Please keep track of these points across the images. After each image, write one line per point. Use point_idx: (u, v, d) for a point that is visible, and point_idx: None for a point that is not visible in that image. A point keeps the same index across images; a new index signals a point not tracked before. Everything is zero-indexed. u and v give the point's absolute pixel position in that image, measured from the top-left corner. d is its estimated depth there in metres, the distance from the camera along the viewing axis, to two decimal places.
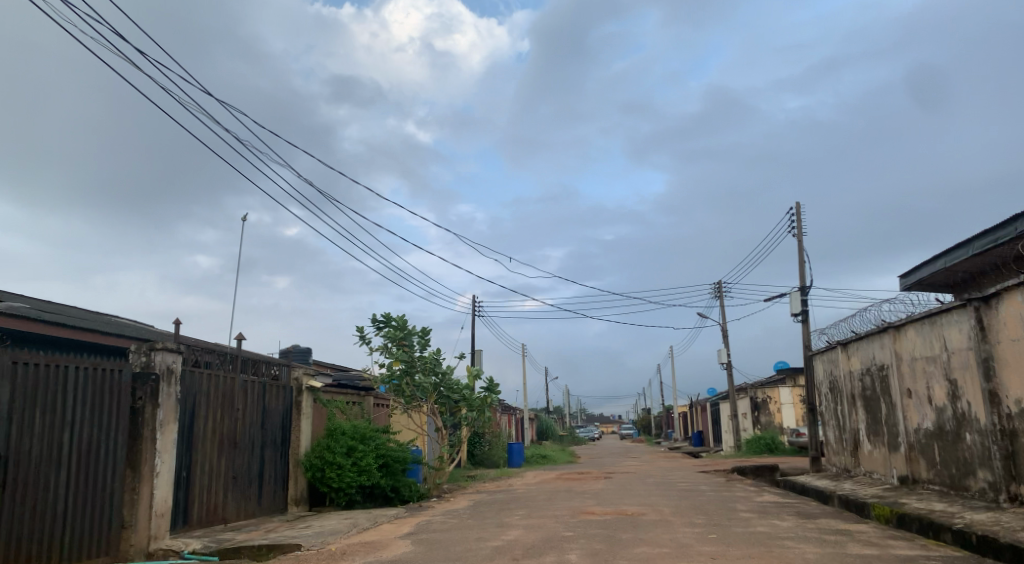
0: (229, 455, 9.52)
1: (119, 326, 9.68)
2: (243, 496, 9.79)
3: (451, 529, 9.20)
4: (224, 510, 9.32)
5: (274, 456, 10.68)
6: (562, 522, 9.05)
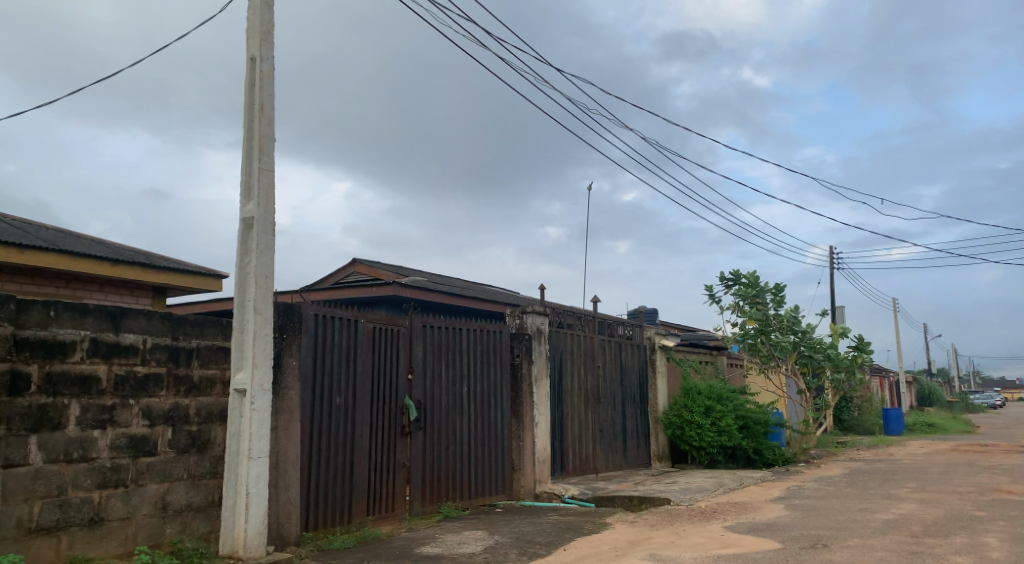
0: (595, 410, 10.12)
1: (493, 293, 10.80)
2: (610, 449, 10.33)
3: (828, 496, 8.53)
4: (595, 461, 9.95)
5: (635, 413, 11.06)
6: (970, 500, 7.76)
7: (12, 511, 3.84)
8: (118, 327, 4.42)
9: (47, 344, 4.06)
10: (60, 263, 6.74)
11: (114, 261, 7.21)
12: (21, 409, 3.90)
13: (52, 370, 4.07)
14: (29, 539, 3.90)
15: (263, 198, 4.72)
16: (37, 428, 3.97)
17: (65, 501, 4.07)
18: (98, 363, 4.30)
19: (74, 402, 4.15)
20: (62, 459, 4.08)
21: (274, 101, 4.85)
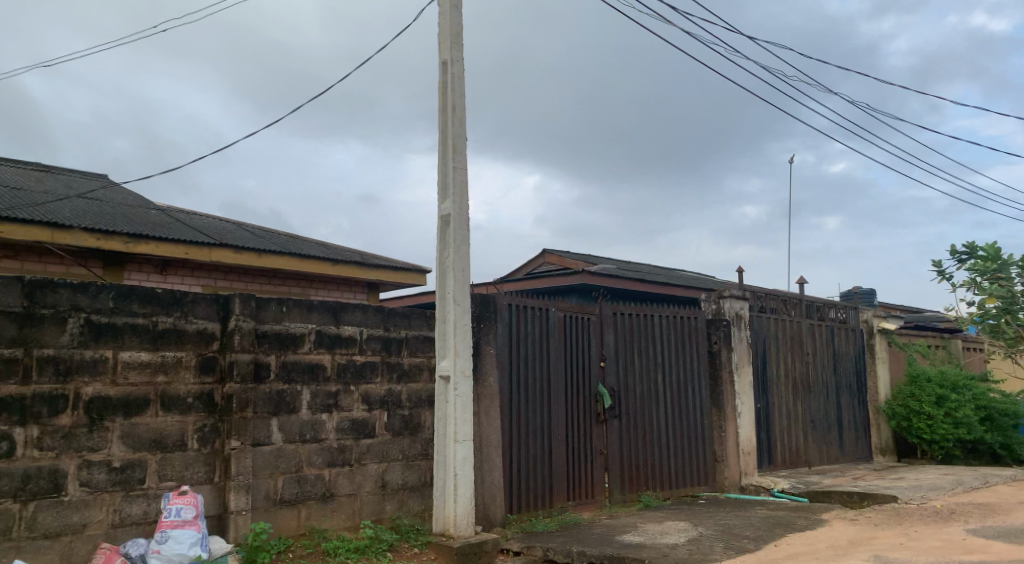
0: (805, 400, 9.42)
1: (688, 278, 10.45)
2: (824, 442, 9.58)
3: None
4: (807, 453, 9.27)
5: (852, 403, 10.15)
6: None
7: (261, 484, 4.37)
8: (338, 320, 4.86)
9: (281, 336, 4.55)
10: (291, 264, 7.54)
11: (334, 260, 7.90)
12: (263, 394, 4.42)
13: (287, 359, 4.57)
14: (274, 509, 4.42)
15: (457, 194, 4.92)
16: (277, 411, 4.48)
17: (301, 476, 4.56)
18: (323, 353, 4.76)
19: (305, 388, 4.64)
20: (298, 440, 4.57)
21: (465, 101, 5.03)
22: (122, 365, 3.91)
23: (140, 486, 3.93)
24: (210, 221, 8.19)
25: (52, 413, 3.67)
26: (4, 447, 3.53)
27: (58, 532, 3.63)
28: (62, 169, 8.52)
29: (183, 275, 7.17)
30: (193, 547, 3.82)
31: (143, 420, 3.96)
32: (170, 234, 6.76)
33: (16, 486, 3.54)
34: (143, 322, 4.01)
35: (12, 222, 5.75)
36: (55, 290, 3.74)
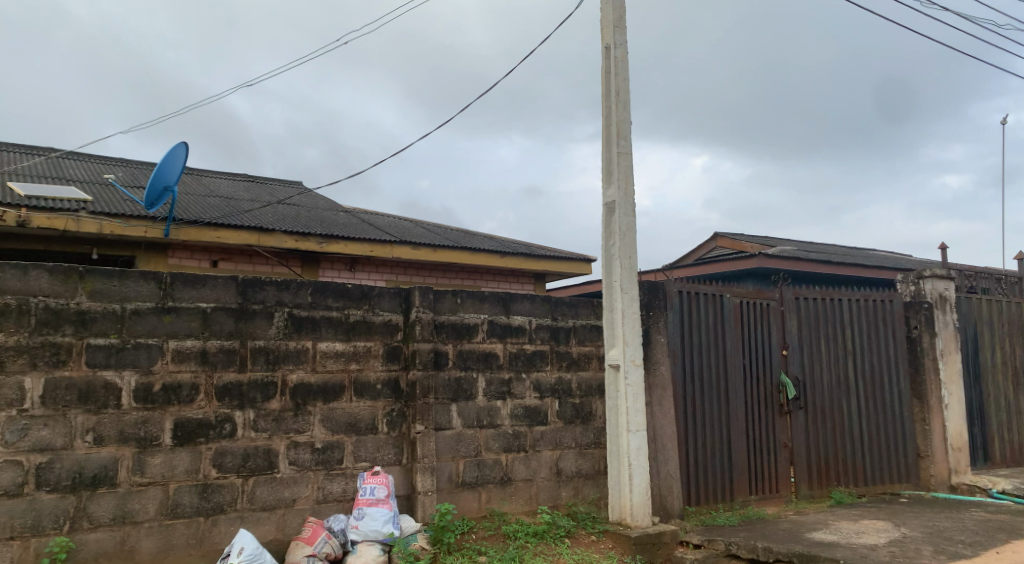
0: None
1: (879, 258, 9.57)
2: None
3: None
4: None
5: None
6: None
7: (444, 467, 4.60)
8: (508, 310, 4.98)
9: (457, 326, 4.75)
10: (463, 258, 7.85)
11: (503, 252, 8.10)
12: (442, 381, 4.64)
13: (463, 348, 4.76)
14: (457, 491, 4.64)
15: (622, 180, 4.84)
16: (455, 398, 4.69)
17: (480, 461, 4.74)
18: (496, 342, 4.90)
19: (480, 376, 4.81)
20: (476, 425, 4.75)
21: (628, 85, 4.94)
22: (320, 354, 4.27)
23: (338, 466, 4.28)
24: (389, 220, 8.74)
25: (265, 398, 4.07)
26: (228, 428, 3.94)
27: (273, 504, 4.05)
28: (264, 179, 9.46)
29: (368, 271, 7.74)
30: (387, 524, 4.15)
31: (339, 404, 4.31)
32: (355, 233, 7.29)
33: (239, 463, 3.96)
34: (336, 315, 4.35)
35: (226, 228, 6.48)
36: (263, 286, 4.14)
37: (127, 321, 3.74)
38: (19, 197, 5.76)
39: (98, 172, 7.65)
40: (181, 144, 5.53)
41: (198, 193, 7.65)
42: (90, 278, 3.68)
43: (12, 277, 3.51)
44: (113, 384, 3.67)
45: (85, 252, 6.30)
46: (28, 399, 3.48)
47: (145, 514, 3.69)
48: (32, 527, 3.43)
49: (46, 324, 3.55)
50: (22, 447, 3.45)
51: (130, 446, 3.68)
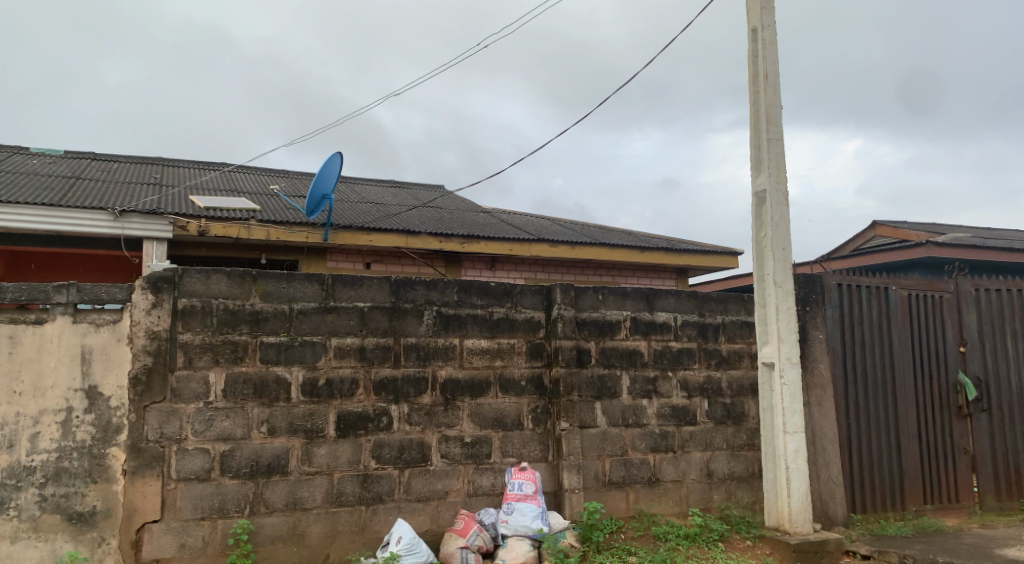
0: None
1: None
2: None
3: None
4: None
5: None
6: None
7: (591, 465, 4.57)
8: (653, 307, 4.87)
9: (600, 323, 4.70)
10: (602, 254, 7.78)
11: (643, 248, 7.95)
12: (587, 379, 4.61)
13: (606, 345, 4.70)
14: (604, 490, 4.59)
15: (773, 168, 4.59)
16: (600, 396, 4.64)
17: (627, 460, 4.67)
18: (640, 339, 4.81)
19: (625, 374, 4.73)
20: (622, 424, 4.68)
21: (777, 67, 4.68)
22: (467, 351, 4.37)
23: (487, 460, 4.36)
24: (527, 218, 8.83)
25: (417, 393, 4.23)
26: (385, 421, 4.13)
27: (427, 496, 4.20)
28: (408, 183, 9.87)
29: (508, 269, 7.89)
30: (535, 520, 4.17)
31: (486, 400, 4.39)
32: (496, 233, 7.42)
33: (395, 455, 4.14)
34: (482, 313, 4.43)
35: (376, 231, 6.81)
36: (413, 286, 4.29)
37: (294, 320, 4.00)
38: (198, 209, 6.33)
39: (263, 184, 8.29)
40: (336, 154, 5.90)
41: (350, 200, 8.10)
42: (261, 280, 3.96)
43: (198, 280, 3.82)
44: (283, 379, 3.94)
45: (255, 258, 6.85)
46: (213, 392, 3.79)
47: (313, 500, 3.94)
48: (218, 510, 3.75)
49: (226, 323, 3.86)
50: (208, 436, 3.76)
51: (299, 436, 3.94)
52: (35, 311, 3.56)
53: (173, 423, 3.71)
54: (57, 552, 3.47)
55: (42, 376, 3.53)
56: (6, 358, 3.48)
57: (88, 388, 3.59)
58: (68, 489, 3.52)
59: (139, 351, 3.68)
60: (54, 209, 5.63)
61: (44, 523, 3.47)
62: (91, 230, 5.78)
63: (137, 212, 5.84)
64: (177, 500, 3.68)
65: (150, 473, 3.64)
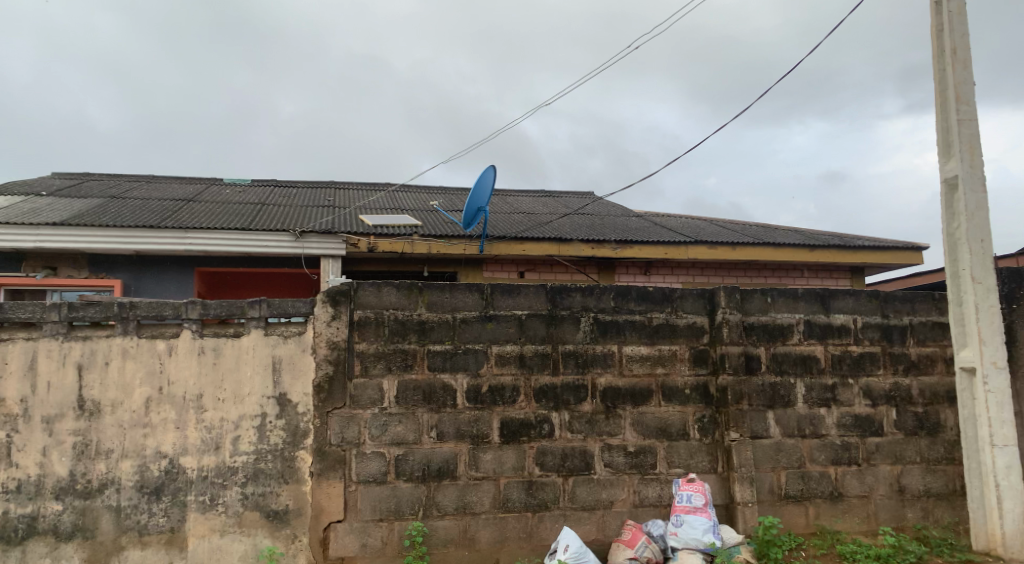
0: None
1: None
2: None
3: None
4: None
5: None
6: None
7: (765, 477, 4.32)
8: (828, 309, 4.54)
9: (769, 327, 4.44)
10: (765, 254, 7.39)
11: (811, 246, 7.45)
12: (756, 386, 4.37)
13: (777, 351, 4.43)
14: (781, 505, 4.33)
15: (965, 151, 4.13)
16: (772, 404, 4.38)
17: (805, 473, 4.37)
18: (815, 344, 4.49)
19: (799, 381, 4.44)
20: (797, 434, 4.39)
21: (967, 40, 4.22)
22: (627, 358, 4.28)
23: (653, 470, 4.25)
24: (683, 220, 8.59)
25: (578, 400, 4.20)
26: (547, 428, 4.14)
27: (593, 505, 4.15)
28: (559, 192, 9.93)
29: (664, 274, 7.74)
30: (707, 533, 4.01)
31: (650, 408, 4.28)
32: (650, 237, 7.27)
33: (559, 463, 4.13)
34: (641, 319, 4.33)
35: (530, 240, 6.89)
36: (570, 293, 4.28)
37: (457, 329, 4.12)
38: (366, 226, 6.74)
39: (422, 200, 8.67)
40: (490, 166, 6.02)
41: (504, 211, 8.27)
42: (427, 291, 4.11)
43: (370, 293, 4.04)
44: (450, 386, 4.06)
45: (417, 270, 7.20)
46: (386, 398, 3.98)
47: (482, 505, 4.03)
48: (395, 512, 3.93)
49: (396, 333, 4.04)
50: (383, 441, 3.96)
51: (466, 442, 4.04)
52: (234, 325, 3.92)
53: (353, 428, 3.93)
54: (258, 547, 3.78)
55: (240, 384, 3.87)
56: (211, 368, 3.85)
57: (279, 395, 3.89)
58: (265, 489, 3.82)
59: (321, 360, 3.94)
60: (244, 233, 6.20)
61: (246, 519, 3.79)
62: (275, 250, 6.30)
63: (313, 232, 6.31)
64: (358, 501, 3.90)
65: (333, 475, 3.88)
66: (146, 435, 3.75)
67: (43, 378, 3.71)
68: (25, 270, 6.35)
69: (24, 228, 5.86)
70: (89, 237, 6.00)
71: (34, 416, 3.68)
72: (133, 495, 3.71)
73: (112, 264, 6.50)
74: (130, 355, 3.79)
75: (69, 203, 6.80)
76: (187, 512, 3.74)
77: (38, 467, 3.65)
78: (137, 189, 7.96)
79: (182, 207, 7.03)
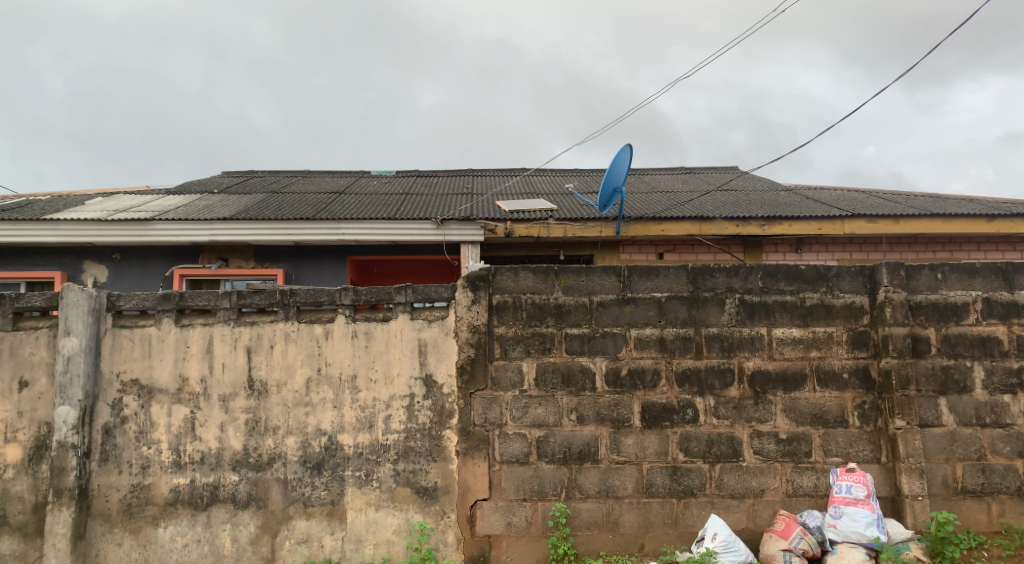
0: None
1: None
2: None
3: None
4: None
5: None
6: None
7: (937, 469, 3.96)
8: (1012, 285, 4.06)
9: (941, 306, 4.04)
10: (934, 226, 6.74)
11: (990, 215, 6.70)
12: (926, 370, 4.00)
13: (950, 332, 4.03)
14: (957, 499, 3.96)
15: None
16: (945, 390, 4.00)
17: (986, 466, 3.97)
18: (997, 324, 4.04)
19: (977, 364, 4.02)
20: (976, 423, 3.99)
21: None
22: (777, 341, 4.06)
23: (808, 459, 4.00)
24: (837, 193, 8.02)
25: (723, 385, 4.04)
26: (691, 413, 4.02)
27: (742, 494, 3.99)
28: (699, 169, 9.57)
29: (817, 251, 7.27)
30: (870, 528, 3.77)
31: (802, 394, 4.03)
32: (801, 212, 6.84)
33: (704, 449, 4.00)
34: (792, 300, 4.08)
35: (669, 221, 6.70)
36: (712, 274, 4.11)
37: (595, 313, 4.08)
38: (503, 212, 6.83)
39: (559, 184, 8.68)
40: (626, 146, 5.87)
41: (641, 191, 8.10)
42: (564, 275, 4.10)
43: (509, 278, 4.09)
44: (588, 369, 4.04)
45: (554, 254, 7.22)
46: (526, 380, 4.03)
47: (625, 489, 3.98)
48: (538, 492, 3.97)
49: (534, 317, 4.07)
50: (525, 422, 4.01)
51: (607, 425, 4.01)
52: (383, 311, 4.11)
53: (495, 409, 4.01)
54: (410, 521, 3.97)
55: (390, 366, 4.05)
56: (364, 350, 4.06)
57: (425, 377, 4.04)
58: (415, 466, 3.99)
59: (464, 343, 4.05)
60: (390, 222, 6.49)
61: (399, 495, 3.98)
62: (419, 238, 6.55)
63: (454, 220, 6.49)
64: (502, 481, 3.98)
65: (478, 454, 3.99)
66: (307, 413, 4.03)
67: (219, 359, 4.08)
68: (202, 262, 7.01)
69: (200, 224, 6.46)
70: (255, 230, 6.52)
71: (213, 394, 4.06)
72: (298, 469, 4.00)
73: (275, 255, 7.03)
74: (292, 339, 4.08)
75: (237, 200, 7.41)
76: (346, 486, 3.99)
77: (217, 441, 4.03)
78: (294, 184, 8.54)
79: (334, 200, 7.46)
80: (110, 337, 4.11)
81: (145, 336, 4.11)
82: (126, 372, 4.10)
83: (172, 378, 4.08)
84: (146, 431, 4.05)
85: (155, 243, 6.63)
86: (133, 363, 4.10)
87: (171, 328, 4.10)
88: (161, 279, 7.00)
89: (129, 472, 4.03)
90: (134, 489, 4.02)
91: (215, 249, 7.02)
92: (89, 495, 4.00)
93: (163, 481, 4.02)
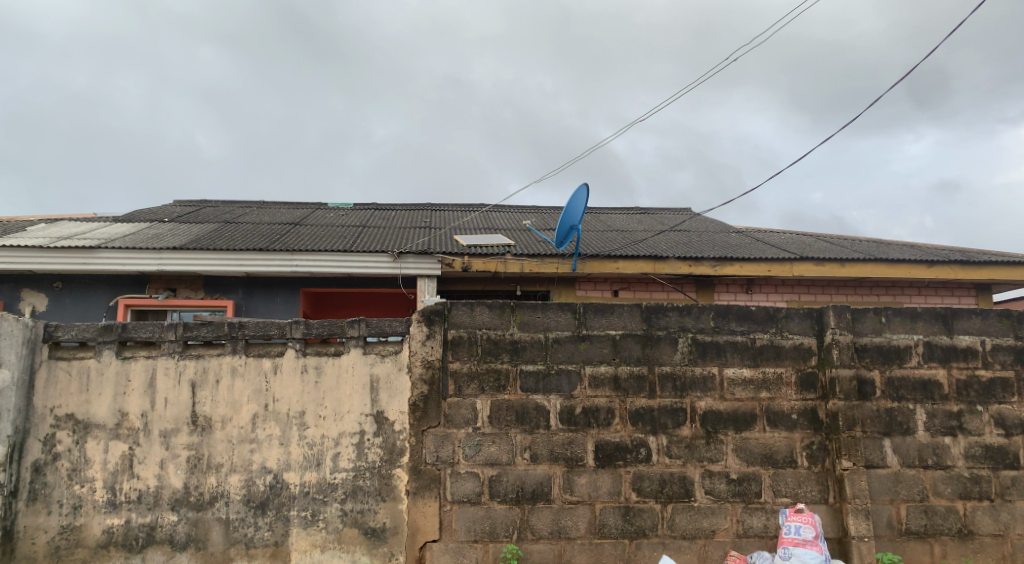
0: None
1: None
2: None
3: None
4: None
5: None
6: None
7: (882, 510, 4.03)
8: (951, 330, 4.20)
9: (884, 349, 4.15)
10: (877, 270, 6.97)
11: (930, 261, 6.97)
12: (871, 412, 4.09)
13: (894, 374, 4.14)
14: (901, 540, 4.03)
15: None
16: (889, 432, 4.09)
17: (929, 508, 4.05)
18: (937, 367, 4.17)
19: (919, 407, 4.13)
20: (919, 465, 4.08)
21: None
22: (728, 381, 4.10)
23: (757, 499, 4.03)
24: (786, 235, 8.25)
25: (676, 424, 4.05)
26: (644, 453, 4.02)
27: (693, 534, 3.98)
28: (654, 209, 9.76)
29: (767, 292, 7.45)
30: None
31: (753, 434, 4.07)
32: (751, 253, 7.01)
33: (657, 489, 4.00)
34: (742, 340, 4.15)
35: (624, 258, 6.77)
36: (666, 313, 4.16)
37: (550, 349, 4.07)
38: (461, 246, 6.83)
39: (517, 220, 8.72)
40: (582, 186, 5.96)
41: (597, 229, 8.20)
42: (520, 310, 4.09)
43: (464, 313, 4.07)
44: (543, 407, 4.01)
45: (510, 289, 7.23)
46: (480, 418, 3.98)
47: (577, 530, 3.94)
48: (490, 533, 3.90)
49: (489, 353, 4.04)
50: (478, 461, 3.95)
51: (561, 464, 3.98)
52: (335, 345, 4.03)
53: (448, 447, 3.95)
54: None
55: (340, 402, 3.97)
56: (314, 386, 3.97)
57: (376, 413, 3.97)
58: (364, 506, 3.89)
59: (417, 380, 3.99)
60: (345, 254, 6.42)
61: (345, 536, 3.87)
62: (375, 271, 6.49)
63: (411, 253, 6.46)
64: (453, 522, 3.90)
65: (429, 494, 3.91)
66: (252, 450, 3.90)
67: (161, 394, 3.93)
68: (149, 292, 6.82)
69: (147, 252, 6.29)
70: (204, 260, 6.37)
71: (153, 429, 3.91)
72: (241, 509, 3.86)
73: (226, 285, 6.88)
74: (239, 373, 3.96)
75: (188, 228, 7.26)
76: (290, 527, 3.86)
77: (156, 478, 3.87)
78: (248, 214, 8.41)
79: (289, 230, 7.36)
80: (45, 369, 3.94)
81: (84, 369, 3.94)
82: (62, 406, 3.92)
83: (111, 413, 3.92)
84: (80, 468, 3.87)
85: (100, 271, 6.43)
86: (69, 397, 3.93)
87: (112, 361, 3.95)
88: (105, 309, 6.76)
89: (59, 512, 3.83)
90: (63, 531, 3.82)
91: (162, 279, 6.84)
92: (14, 537, 3.79)
93: (96, 522, 3.83)
